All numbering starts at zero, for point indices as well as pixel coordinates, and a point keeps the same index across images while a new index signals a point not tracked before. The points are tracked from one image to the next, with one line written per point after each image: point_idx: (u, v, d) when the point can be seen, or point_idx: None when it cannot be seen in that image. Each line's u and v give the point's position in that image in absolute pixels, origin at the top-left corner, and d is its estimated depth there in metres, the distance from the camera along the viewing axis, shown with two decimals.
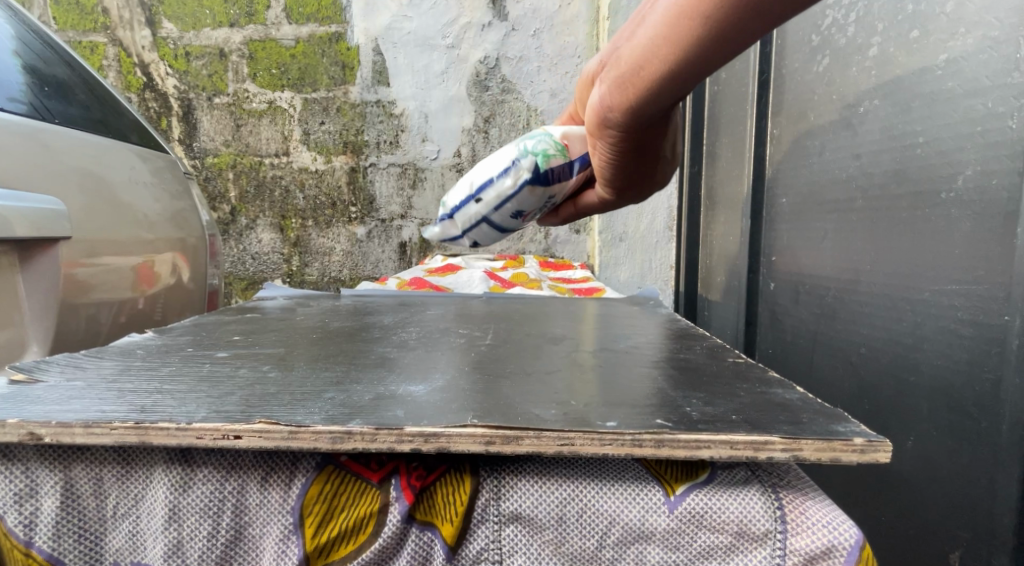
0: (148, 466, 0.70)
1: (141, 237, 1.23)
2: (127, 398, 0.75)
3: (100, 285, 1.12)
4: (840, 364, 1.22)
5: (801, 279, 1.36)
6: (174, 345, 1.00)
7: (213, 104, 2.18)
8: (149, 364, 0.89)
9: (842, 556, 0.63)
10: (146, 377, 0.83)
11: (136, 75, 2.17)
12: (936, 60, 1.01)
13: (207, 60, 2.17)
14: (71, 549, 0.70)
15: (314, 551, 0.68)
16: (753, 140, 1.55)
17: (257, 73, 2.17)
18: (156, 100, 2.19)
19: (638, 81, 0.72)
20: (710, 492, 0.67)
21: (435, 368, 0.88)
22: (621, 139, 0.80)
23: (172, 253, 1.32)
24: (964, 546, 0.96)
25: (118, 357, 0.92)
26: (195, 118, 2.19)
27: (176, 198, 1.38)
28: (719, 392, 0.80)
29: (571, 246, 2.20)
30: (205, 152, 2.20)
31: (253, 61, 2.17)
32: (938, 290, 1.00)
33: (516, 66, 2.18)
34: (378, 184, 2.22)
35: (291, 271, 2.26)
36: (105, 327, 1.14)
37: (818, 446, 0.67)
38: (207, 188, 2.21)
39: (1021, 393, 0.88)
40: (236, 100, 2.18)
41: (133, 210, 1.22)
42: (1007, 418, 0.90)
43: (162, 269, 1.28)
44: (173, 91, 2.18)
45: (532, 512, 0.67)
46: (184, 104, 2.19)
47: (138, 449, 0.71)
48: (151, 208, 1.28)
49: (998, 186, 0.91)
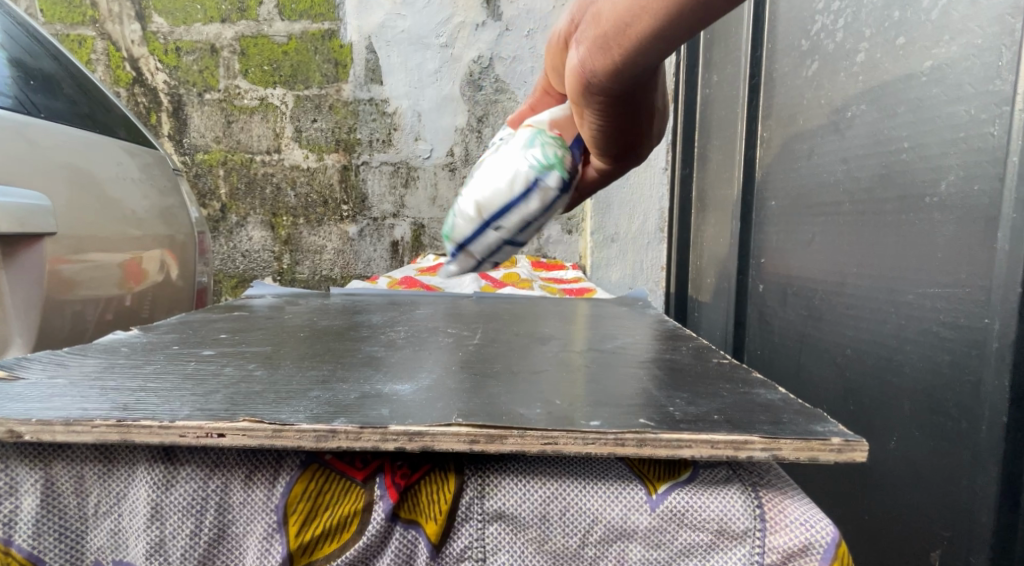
0: (130, 463, 0.70)
1: (128, 233, 1.22)
2: (110, 396, 0.75)
3: (86, 283, 1.12)
4: (825, 366, 1.23)
5: (789, 281, 1.37)
6: (160, 343, 1.00)
7: (204, 100, 2.18)
8: (133, 362, 0.89)
9: (820, 553, 0.64)
10: (129, 375, 0.83)
11: (125, 69, 2.17)
12: (921, 67, 1.02)
13: (198, 56, 2.16)
14: (51, 547, 0.70)
15: (298, 549, 0.68)
16: (743, 143, 1.56)
17: (248, 69, 2.17)
18: (145, 95, 2.18)
19: (620, 37, 0.70)
20: (691, 490, 0.68)
21: (421, 368, 0.89)
22: (602, 101, 0.78)
23: (160, 250, 1.31)
24: (944, 545, 0.97)
25: (102, 354, 0.92)
26: (185, 114, 2.19)
27: (164, 195, 1.39)
28: (703, 392, 0.80)
29: (564, 247, 2.14)
30: (195, 148, 2.20)
31: (245, 57, 2.16)
32: (920, 292, 1.01)
33: (510, 66, 2.18)
34: (370, 183, 2.22)
35: (282, 270, 2.26)
36: (90, 324, 1.13)
37: (797, 445, 0.67)
38: (197, 184, 2.21)
39: (999, 394, 0.90)
40: (227, 96, 2.18)
41: (121, 207, 1.22)
42: (986, 418, 0.91)
43: (150, 266, 1.27)
44: (164, 87, 2.18)
45: (516, 510, 0.68)
46: (174, 100, 2.18)
47: (121, 446, 0.71)
48: (140, 205, 1.28)
49: (980, 191, 0.92)
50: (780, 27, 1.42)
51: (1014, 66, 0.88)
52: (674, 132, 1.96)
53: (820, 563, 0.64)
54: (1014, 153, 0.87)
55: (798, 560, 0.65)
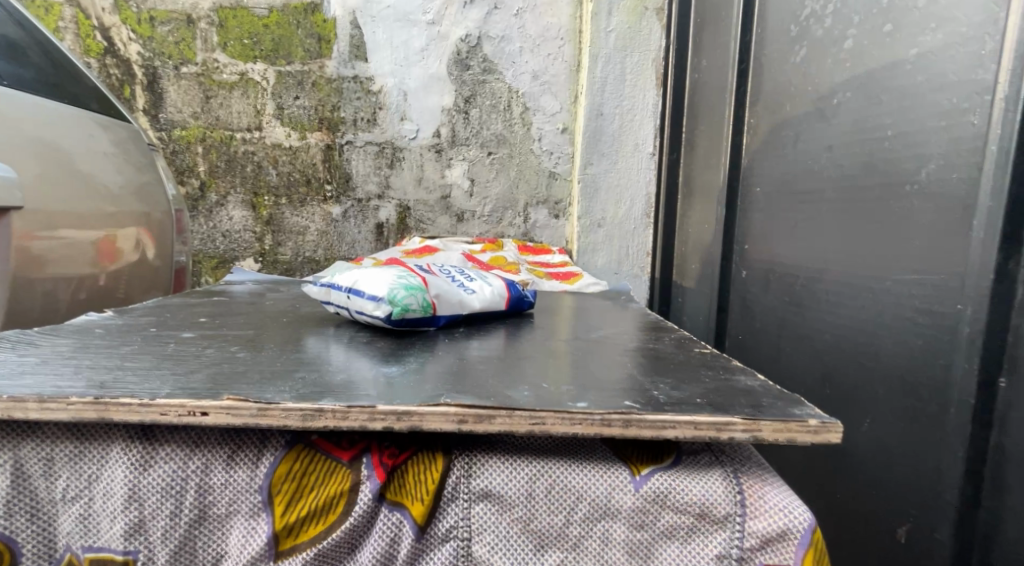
0: (106, 444, 0.70)
1: (101, 210, 1.20)
2: (85, 374, 0.76)
3: (58, 260, 1.10)
4: (805, 350, 1.25)
5: (771, 267, 1.38)
6: (137, 325, 1.00)
7: (180, 74, 1.93)
8: (109, 343, 0.89)
9: (797, 539, 0.66)
10: (104, 354, 0.83)
11: (96, 39, 1.91)
12: (907, 54, 1.03)
13: (174, 27, 1.93)
14: (22, 529, 0.70)
15: (282, 530, 0.69)
16: (731, 129, 1.56)
17: (227, 42, 1.93)
18: (118, 66, 1.92)
19: None
20: (675, 474, 0.69)
21: (406, 352, 0.90)
22: None
23: (135, 228, 1.29)
24: (910, 522, 1.01)
25: (74, 335, 0.91)
26: (161, 88, 1.93)
27: (140, 170, 1.37)
28: (685, 378, 0.82)
29: (550, 231, 2.08)
30: (172, 124, 1.95)
31: (223, 30, 1.93)
32: (897, 279, 1.04)
33: (498, 47, 1.97)
34: (355, 163, 1.99)
35: (264, 250, 2.01)
36: (62, 302, 1.12)
37: (776, 426, 0.69)
38: (174, 162, 1.96)
39: (969, 378, 0.93)
40: (205, 70, 1.94)
41: (93, 180, 1.20)
42: (955, 399, 0.94)
43: (124, 245, 1.25)
44: (137, 59, 1.92)
45: (502, 489, 0.69)
46: (148, 73, 1.93)
47: (96, 426, 0.71)
48: (114, 181, 1.26)
49: (959, 179, 0.94)
50: (770, 13, 1.42)
51: (997, 54, 0.90)
52: (663, 116, 1.96)
53: (797, 548, 0.66)
54: (994, 141, 0.90)
55: (776, 545, 0.67)
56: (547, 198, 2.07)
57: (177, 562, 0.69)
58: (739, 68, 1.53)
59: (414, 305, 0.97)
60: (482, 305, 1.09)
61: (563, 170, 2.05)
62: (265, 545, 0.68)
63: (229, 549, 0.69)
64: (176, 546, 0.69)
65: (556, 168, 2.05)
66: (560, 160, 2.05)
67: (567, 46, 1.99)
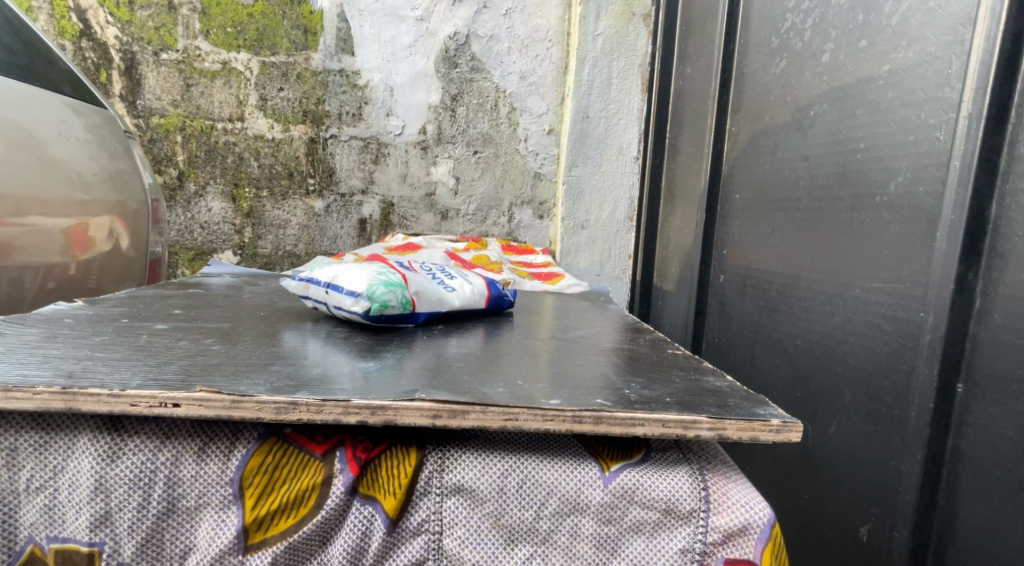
0: (74, 433, 0.71)
1: (73, 198, 1.19)
2: (54, 363, 0.76)
3: (25, 247, 1.10)
4: (777, 354, 1.28)
5: (747, 272, 1.41)
6: (109, 316, 1.00)
7: (160, 60, 1.89)
8: (80, 333, 0.89)
9: (757, 534, 0.68)
10: (75, 345, 0.83)
11: (71, 21, 1.85)
12: (879, 70, 1.06)
13: (154, 12, 1.88)
14: None
15: (253, 523, 0.70)
16: (712, 135, 1.58)
17: (210, 30, 1.90)
18: (94, 51, 1.87)
19: None
20: (643, 470, 0.71)
21: (384, 348, 0.91)
22: None
23: (108, 217, 1.27)
24: (872, 522, 1.04)
25: (43, 325, 0.92)
26: (139, 74, 1.89)
27: (114, 158, 1.35)
28: (658, 378, 0.84)
29: (533, 231, 2.10)
30: (150, 111, 1.90)
31: (206, 17, 1.90)
32: (866, 287, 1.06)
33: (486, 46, 1.99)
34: (338, 158, 1.99)
35: (242, 244, 1.99)
36: (29, 292, 1.12)
37: (740, 426, 0.72)
38: (151, 150, 1.91)
39: (928, 383, 0.95)
40: (186, 58, 1.90)
41: (64, 167, 1.19)
42: (915, 405, 0.97)
43: (97, 234, 1.24)
44: (114, 43, 1.87)
45: (474, 484, 0.70)
46: (126, 58, 1.88)
47: (64, 416, 0.71)
48: (86, 168, 1.25)
49: (924, 193, 0.97)
50: (753, 24, 1.45)
51: (962, 74, 0.93)
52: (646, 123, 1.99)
53: (758, 542, 0.68)
54: (957, 157, 0.93)
55: (738, 541, 0.69)
56: (531, 199, 2.08)
57: (144, 554, 0.70)
58: (722, 76, 1.55)
59: (393, 301, 0.98)
60: (461, 303, 1.10)
61: (547, 172, 2.08)
62: (235, 538, 0.69)
63: (198, 542, 0.70)
64: (144, 538, 0.70)
65: (541, 169, 2.07)
66: (544, 161, 2.07)
67: (555, 49, 2.01)
